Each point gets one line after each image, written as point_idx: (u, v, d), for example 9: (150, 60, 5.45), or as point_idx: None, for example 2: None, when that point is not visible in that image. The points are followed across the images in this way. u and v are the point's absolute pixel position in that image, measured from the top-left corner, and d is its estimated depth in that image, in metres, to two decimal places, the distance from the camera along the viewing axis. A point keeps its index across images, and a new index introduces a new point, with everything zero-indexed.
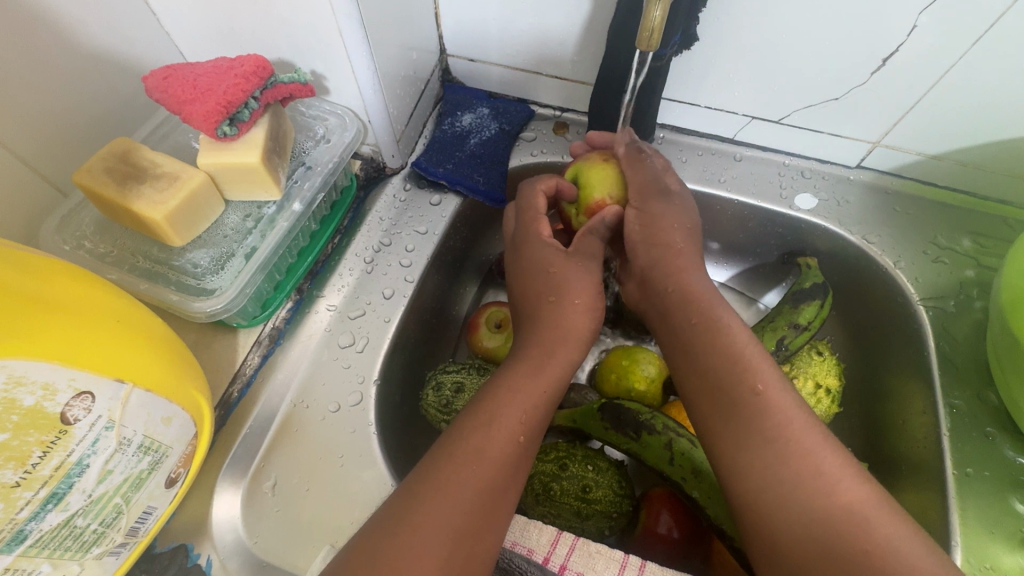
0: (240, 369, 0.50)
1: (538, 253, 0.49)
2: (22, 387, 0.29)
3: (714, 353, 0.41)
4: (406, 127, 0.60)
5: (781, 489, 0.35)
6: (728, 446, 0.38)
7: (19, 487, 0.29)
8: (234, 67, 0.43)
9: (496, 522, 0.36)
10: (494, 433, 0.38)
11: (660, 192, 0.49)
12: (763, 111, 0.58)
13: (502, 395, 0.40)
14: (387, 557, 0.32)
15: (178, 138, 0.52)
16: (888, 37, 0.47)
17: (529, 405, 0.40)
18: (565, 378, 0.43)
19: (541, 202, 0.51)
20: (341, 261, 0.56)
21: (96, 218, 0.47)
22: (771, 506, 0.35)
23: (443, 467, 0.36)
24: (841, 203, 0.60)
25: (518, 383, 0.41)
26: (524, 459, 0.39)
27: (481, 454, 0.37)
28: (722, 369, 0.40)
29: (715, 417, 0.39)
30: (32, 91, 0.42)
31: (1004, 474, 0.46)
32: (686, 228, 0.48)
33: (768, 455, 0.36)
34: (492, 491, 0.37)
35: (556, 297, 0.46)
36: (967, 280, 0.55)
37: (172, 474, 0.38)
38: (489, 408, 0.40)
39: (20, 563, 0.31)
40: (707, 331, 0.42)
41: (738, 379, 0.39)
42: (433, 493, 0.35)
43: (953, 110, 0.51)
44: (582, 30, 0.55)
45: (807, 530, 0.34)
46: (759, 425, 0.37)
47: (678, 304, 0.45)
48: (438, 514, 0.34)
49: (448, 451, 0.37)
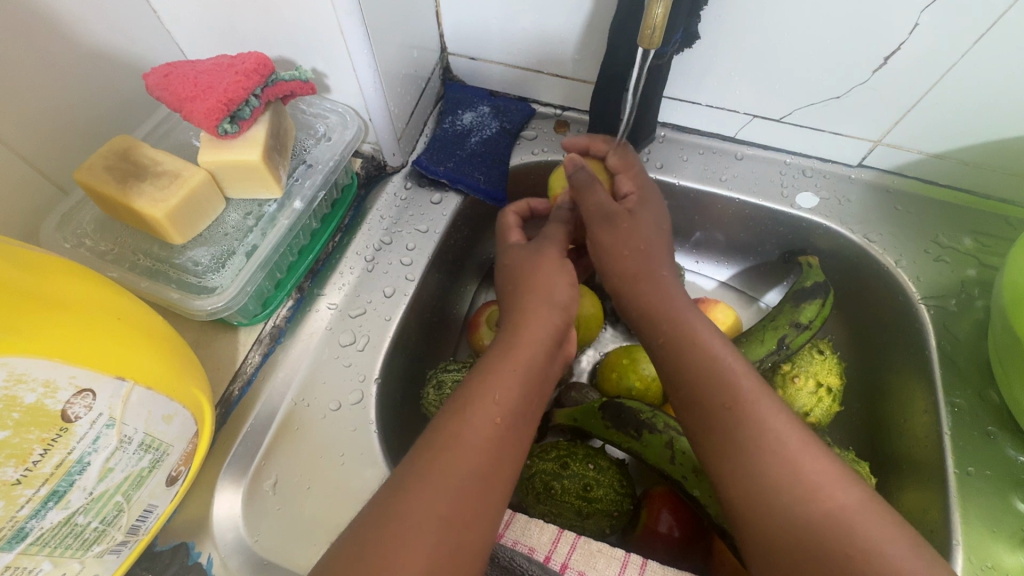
0: (241, 368, 0.50)
1: (512, 271, 0.49)
2: (22, 385, 0.28)
3: (686, 367, 0.41)
4: (406, 125, 0.60)
5: (764, 498, 0.35)
6: (715, 449, 0.38)
7: (20, 485, 0.29)
8: (235, 65, 0.43)
9: (484, 507, 0.36)
10: (472, 421, 0.38)
11: (607, 218, 0.49)
12: (765, 110, 0.58)
13: (482, 384, 0.40)
14: (377, 555, 0.32)
15: (178, 135, 0.52)
16: (890, 35, 0.47)
17: (508, 389, 0.40)
18: (540, 354, 0.43)
19: (512, 219, 0.55)
20: (342, 260, 0.56)
21: (97, 216, 0.47)
22: (755, 513, 0.35)
23: (424, 460, 0.36)
24: (843, 202, 0.60)
25: (497, 371, 0.41)
26: (512, 443, 0.39)
27: (461, 445, 0.37)
28: (694, 381, 0.40)
29: (696, 428, 0.40)
30: (33, 89, 0.42)
31: (1005, 473, 0.46)
32: (644, 248, 0.48)
33: (746, 467, 0.36)
34: (476, 478, 0.36)
35: (534, 294, 0.46)
36: (968, 279, 0.55)
37: (172, 473, 0.38)
38: (468, 398, 0.39)
39: (20, 561, 0.31)
40: (679, 343, 0.42)
41: (723, 382, 0.39)
42: (414, 488, 0.35)
43: (955, 108, 0.51)
44: (583, 29, 0.55)
45: (792, 537, 0.34)
46: (734, 438, 0.37)
47: (646, 320, 0.45)
48: (419, 507, 0.34)
49: (428, 445, 0.37)
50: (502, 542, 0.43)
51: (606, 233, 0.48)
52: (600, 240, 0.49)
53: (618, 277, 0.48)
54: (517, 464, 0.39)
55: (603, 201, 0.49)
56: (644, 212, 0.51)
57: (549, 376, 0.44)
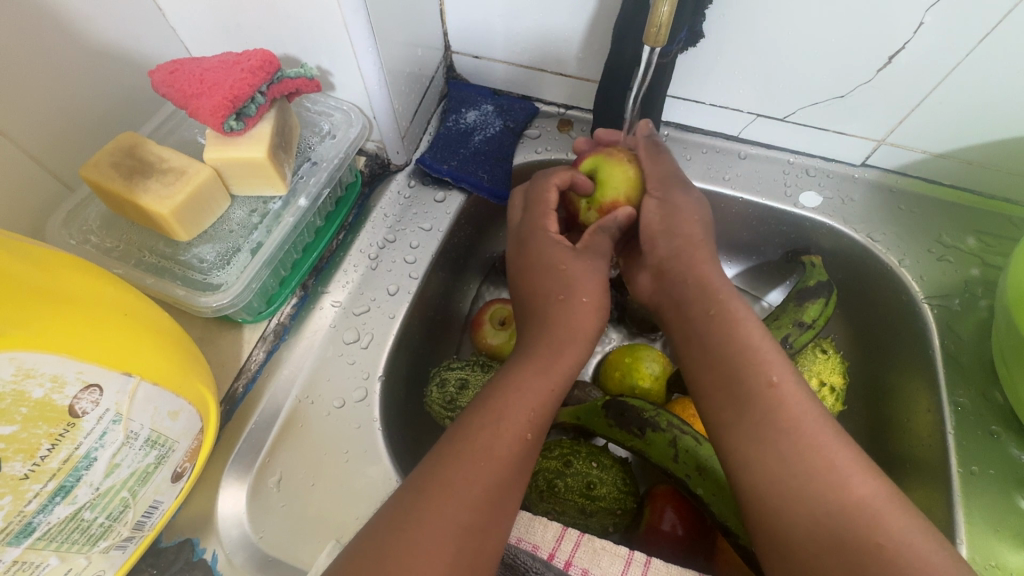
0: (245, 365, 0.50)
1: (535, 255, 0.48)
2: (30, 379, 0.29)
3: (730, 345, 0.41)
4: (410, 123, 0.60)
5: (794, 483, 0.35)
6: (741, 439, 0.38)
7: (28, 480, 0.29)
8: (240, 62, 0.43)
9: (502, 518, 0.36)
10: (502, 431, 0.38)
11: (680, 183, 0.50)
12: (769, 109, 0.58)
13: (512, 392, 0.40)
14: (394, 553, 0.32)
15: (184, 133, 0.52)
16: (895, 34, 0.47)
17: (540, 402, 0.40)
18: (571, 373, 0.43)
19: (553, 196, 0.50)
20: (345, 257, 0.56)
21: (103, 213, 0.47)
22: (781, 499, 0.35)
23: (452, 464, 0.36)
24: (846, 201, 0.60)
25: (529, 380, 0.41)
26: (531, 458, 0.39)
27: (489, 454, 0.37)
28: (732, 360, 0.40)
29: (728, 405, 0.39)
30: (39, 86, 0.42)
31: (1009, 473, 0.46)
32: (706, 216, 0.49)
33: (781, 450, 0.36)
34: (499, 489, 0.36)
35: (563, 296, 0.45)
36: (972, 278, 0.55)
37: (178, 468, 0.38)
38: (499, 405, 0.39)
39: (28, 555, 0.31)
40: (722, 323, 0.42)
41: (756, 367, 0.39)
42: (438, 491, 0.35)
43: (960, 107, 0.50)
44: (587, 27, 0.55)
45: (807, 531, 0.34)
46: (772, 419, 0.37)
47: (690, 301, 0.45)
48: (445, 513, 0.34)
49: (457, 449, 0.37)
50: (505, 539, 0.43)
51: (682, 194, 0.49)
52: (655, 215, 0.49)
53: (669, 252, 0.47)
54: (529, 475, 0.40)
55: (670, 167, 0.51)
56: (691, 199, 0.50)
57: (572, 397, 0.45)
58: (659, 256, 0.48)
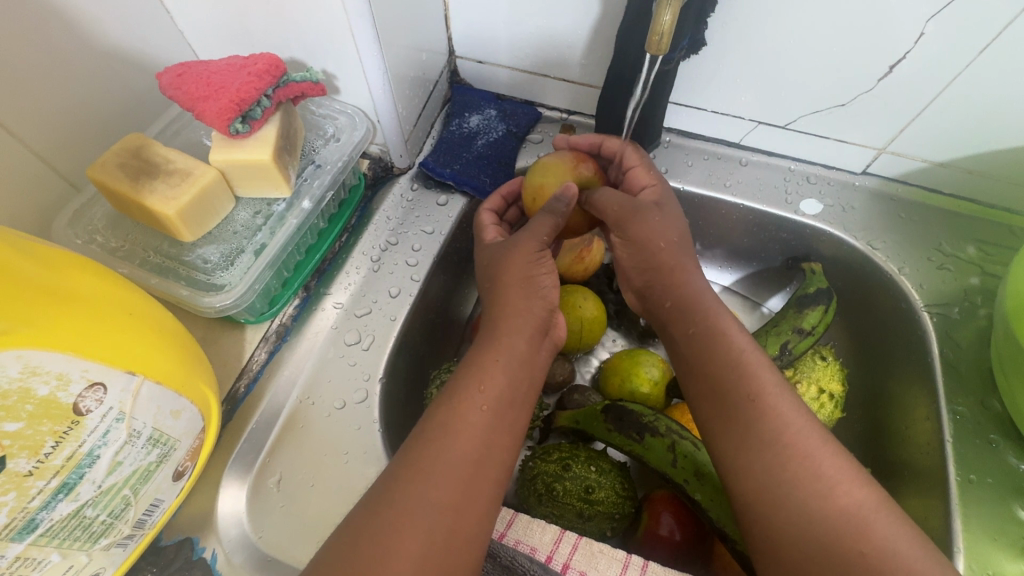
0: (248, 365, 0.50)
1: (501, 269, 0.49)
2: (36, 377, 0.29)
3: (698, 368, 0.43)
4: (414, 127, 0.61)
5: (766, 501, 0.37)
6: (723, 455, 0.40)
7: (32, 476, 0.30)
8: (247, 66, 0.44)
9: (478, 499, 0.36)
10: (461, 415, 0.38)
11: (634, 210, 0.48)
12: (770, 117, 0.58)
13: (467, 373, 0.41)
14: (372, 549, 0.33)
15: (189, 134, 0.53)
16: (895, 44, 0.47)
17: (494, 383, 0.40)
18: (520, 346, 0.42)
19: (488, 218, 0.54)
20: (348, 259, 0.57)
21: (108, 213, 0.47)
22: (759, 512, 0.37)
23: (420, 454, 0.37)
24: (847, 208, 0.60)
25: (483, 360, 0.41)
26: (503, 427, 0.39)
27: (454, 436, 0.37)
28: (715, 376, 0.42)
29: (713, 421, 0.41)
30: (47, 86, 0.43)
31: (1007, 482, 0.46)
32: (676, 239, 0.48)
33: (751, 468, 0.38)
34: (471, 469, 0.37)
35: (514, 287, 0.45)
36: (971, 287, 0.55)
37: (179, 468, 0.38)
38: (457, 389, 0.40)
39: (30, 552, 0.31)
40: (700, 337, 0.44)
41: (729, 383, 0.41)
42: (411, 484, 0.35)
43: (959, 117, 0.51)
44: (590, 34, 0.55)
45: (792, 539, 0.35)
46: (742, 441, 0.39)
47: (679, 313, 0.45)
48: (416, 496, 0.35)
49: (421, 438, 0.38)
50: (503, 541, 0.44)
51: (636, 225, 0.47)
52: (632, 233, 0.47)
53: (655, 273, 0.47)
54: (513, 457, 0.40)
55: (620, 198, 0.48)
56: (667, 202, 0.50)
57: (536, 370, 0.44)
58: (645, 277, 0.48)
